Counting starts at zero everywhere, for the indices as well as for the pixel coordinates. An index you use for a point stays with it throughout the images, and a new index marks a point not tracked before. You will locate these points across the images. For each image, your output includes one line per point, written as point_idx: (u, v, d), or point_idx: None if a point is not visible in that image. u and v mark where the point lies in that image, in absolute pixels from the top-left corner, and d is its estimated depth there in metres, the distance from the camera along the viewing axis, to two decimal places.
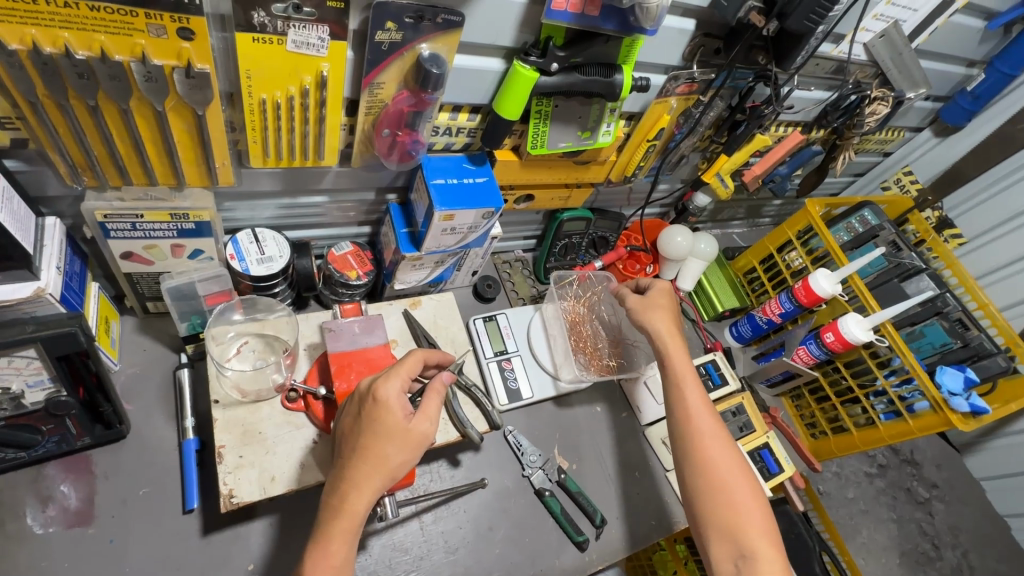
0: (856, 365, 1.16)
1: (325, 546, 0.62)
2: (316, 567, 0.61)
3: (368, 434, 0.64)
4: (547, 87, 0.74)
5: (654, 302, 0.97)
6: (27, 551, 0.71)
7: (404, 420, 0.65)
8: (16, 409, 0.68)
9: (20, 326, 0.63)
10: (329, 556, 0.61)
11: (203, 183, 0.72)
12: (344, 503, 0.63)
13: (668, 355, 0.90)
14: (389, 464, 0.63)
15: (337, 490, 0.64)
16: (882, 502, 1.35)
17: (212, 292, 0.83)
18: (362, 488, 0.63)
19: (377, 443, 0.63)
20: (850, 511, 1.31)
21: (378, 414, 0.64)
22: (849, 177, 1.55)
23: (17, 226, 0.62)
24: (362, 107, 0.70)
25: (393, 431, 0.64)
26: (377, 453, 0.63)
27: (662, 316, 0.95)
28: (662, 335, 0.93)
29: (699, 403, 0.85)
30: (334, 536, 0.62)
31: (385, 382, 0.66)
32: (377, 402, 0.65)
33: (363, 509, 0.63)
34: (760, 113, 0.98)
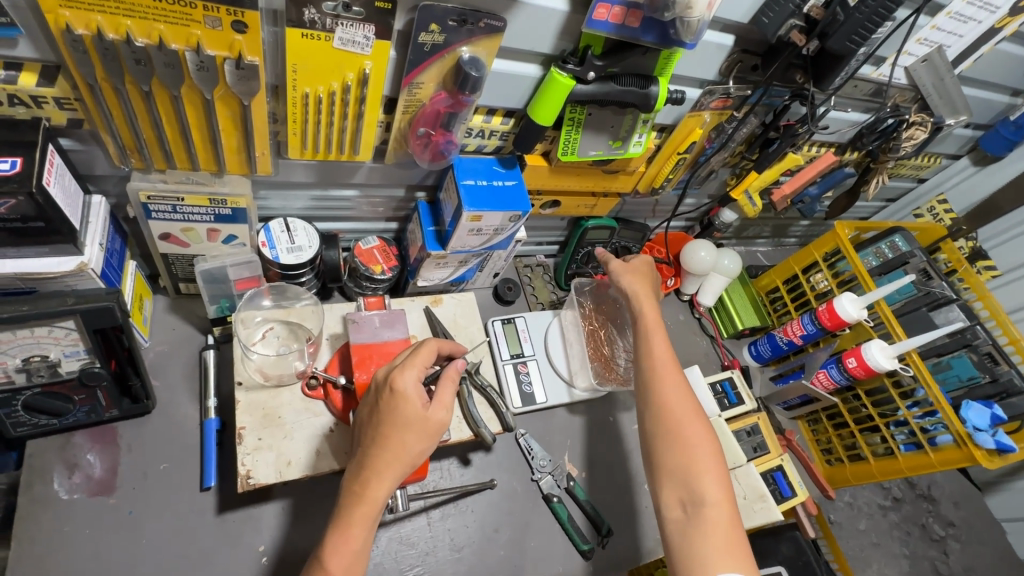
0: (878, 393, 1.13)
1: (344, 530, 0.63)
2: (337, 553, 0.62)
3: (387, 424, 0.65)
4: (582, 95, 0.74)
5: (635, 266, 0.97)
6: (51, 515, 0.73)
7: (422, 409, 0.66)
8: (51, 376, 0.71)
9: (62, 297, 0.65)
10: (348, 541, 0.62)
11: (243, 170, 0.75)
12: (365, 489, 0.64)
13: (641, 314, 0.90)
14: (409, 453, 0.65)
15: (358, 477, 0.65)
16: (894, 536, 1.32)
17: (242, 277, 0.84)
18: (383, 475, 0.64)
19: (395, 433, 0.65)
20: (861, 542, 1.28)
21: (396, 403, 0.65)
22: (880, 201, 1.52)
23: (67, 202, 0.65)
24: (400, 106, 0.72)
25: (411, 420, 0.65)
26: (397, 442, 0.64)
27: (640, 278, 0.96)
28: (637, 294, 0.93)
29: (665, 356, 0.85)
30: (354, 521, 0.63)
31: (402, 373, 0.67)
32: (395, 393, 0.66)
33: (383, 495, 0.64)
34: (794, 132, 0.97)
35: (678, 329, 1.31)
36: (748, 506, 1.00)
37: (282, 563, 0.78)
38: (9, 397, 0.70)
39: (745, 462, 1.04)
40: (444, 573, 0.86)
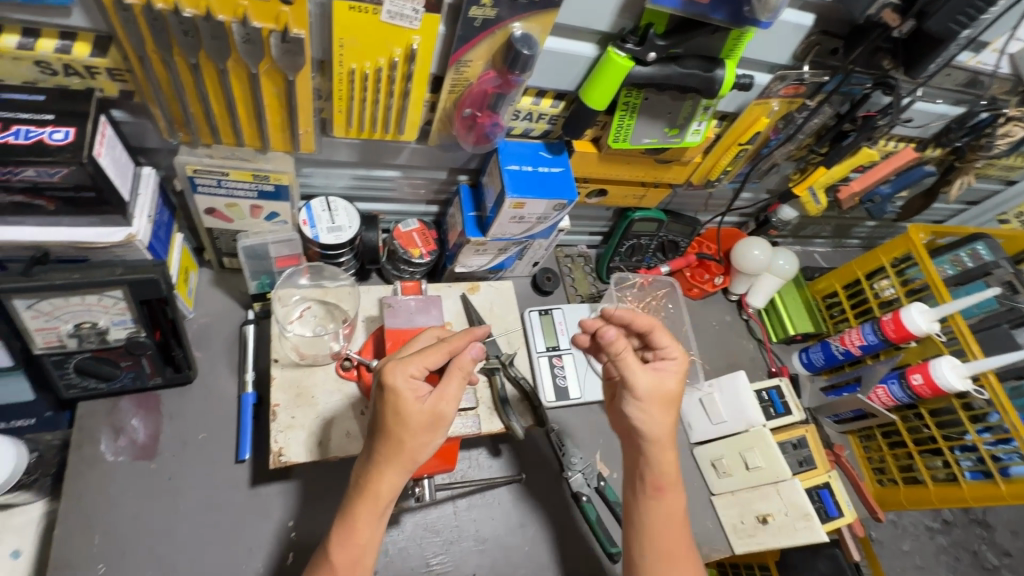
0: (944, 414, 1.04)
1: (349, 523, 0.63)
2: (340, 545, 0.62)
3: (382, 421, 0.62)
4: (640, 78, 0.69)
5: (661, 395, 0.71)
6: (97, 475, 0.76)
7: (417, 407, 0.62)
8: (100, 343, 0.73)
9: (111, 268, 0.67)
10: (355, 534, 0.62)
11: (286, 147, 0.74)
12: (369, 484, 0.63)
13: (660, 487, 0.73)
14: (407, 451, 0.62)
15: (365, 471, 0.64)
16: (942, 561, 1.24)
17: (282, 255, 0.85)
18: (384, 472, 0.62)
19: (389, 428, 0.62)
20: (904, 564, 1.21)
21: (389, 403, 0.61)
22: (960, 204, 1.38)
23: (117, 173, 0.65)
24: (447, 85, 0.69)
25: (404, 415, 0.61)
26: (393, 439, 0.62)
27: (670, 408, 0.72)
28: (657, 452, 0.72)
29: (676, 534, 0.72)
30: (360, 516, 0.63)
31: (393, 368, 0.63)
32: (387, 391, 0.62)
33: (387, 490, 0.63)
34: (874, 124, 0.89)
35: (723, 330, 1.25)
36: (789, 523, 0.95)
37: (310, 539, 0.79)
38: (62, 359, 0.73)
39: (790, 477, 0.96)
40: (467, 563, 0.86)
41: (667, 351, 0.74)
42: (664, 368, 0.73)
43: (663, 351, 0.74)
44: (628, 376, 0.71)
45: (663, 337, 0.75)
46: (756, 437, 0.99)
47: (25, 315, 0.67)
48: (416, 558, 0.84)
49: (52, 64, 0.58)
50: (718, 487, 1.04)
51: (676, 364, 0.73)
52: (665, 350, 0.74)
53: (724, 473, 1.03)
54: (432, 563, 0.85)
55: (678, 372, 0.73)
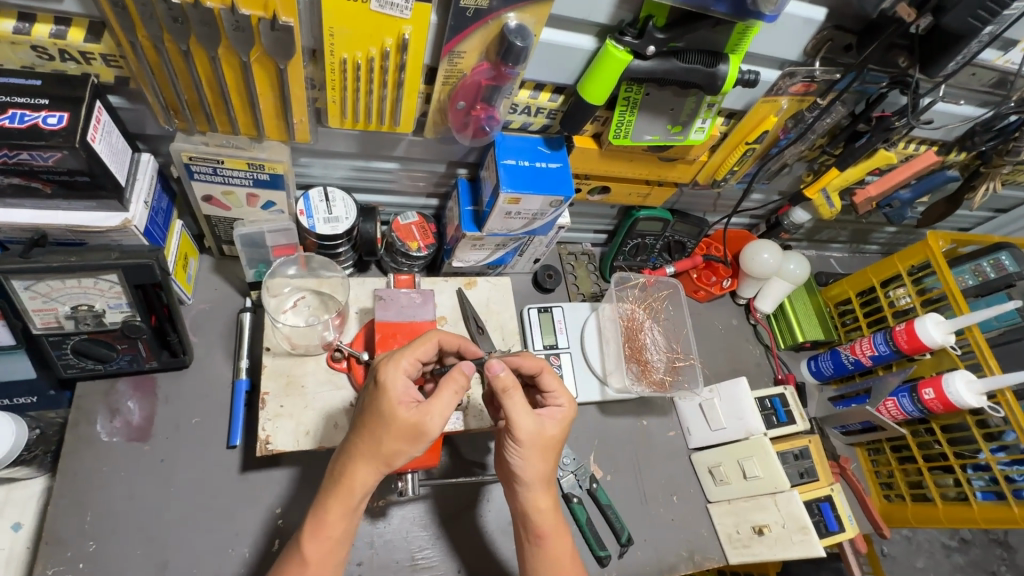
0: (957, 431, 1.00)
1: (321, 516, 0.62)
2: (312, 538, 0.61)
3: (367, 416, 0.62)
4: (639, 72, 0.67)
5: (543, 435, 0.70)
6: (92, 454, 0.78)
7: (400, 408, 0.61)
8: (96, 325, 0.74)
9: (106, 252, 0.68)
10: (326, 528, 0.61)
11: (282, 137, 0.74)
12: (343, 479, 0.61)
13: (542, 532, 0.71)
14: (383, 451, 0.61)
15: (341, 464, 0.63)
16: None
17: (279, 244, 0.86)
18: (360, 466, 0.61)
19: (372, 425, 0.61)
20: None
21: (376, 397, 0.61)
22: (987, 212, 1.31)
23: (114, 159, 0.66)
24: (440, 76, 0.68)
25: (388, 416, 0.60)
26: (372, 435, 0.61)
27: (549, 454, 0.71)
28: (535, 496, 0.71)
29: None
30: (332, 511, 0.61)
31: (388, 366, 0.63)
32: (377, 385, 0.62)
33: (360, 486, 0.61)
34: (888, 125, 0.84)
35: (728, 335, 1.22)
36: (786, 535, 0.92)
37: (296, 527, 0.80)
38: (60, 340, 0.74)
39: (789, 488, 0.93)
40: (453, 559, 0.85)
41: (554, 397, 0.75)
42: (548, 415, 0.72)
43: (550, 391, 0.75)
44: (514, 416, 0.68)
45: (550, 380, 0.75)
46: (755, 445, 0.96)
47: (23, 296, 0.68)
48: (401, 551, 0.84)
49: (48, 49, 0.59)
50: (714, 495, 1.02)
51: (564, 409, 0.74)
52: (556, 395, 0.75)
53: (721, 481, 1.00)
54: (417, 557, 0.84)
55: (561, 420, 0.73)
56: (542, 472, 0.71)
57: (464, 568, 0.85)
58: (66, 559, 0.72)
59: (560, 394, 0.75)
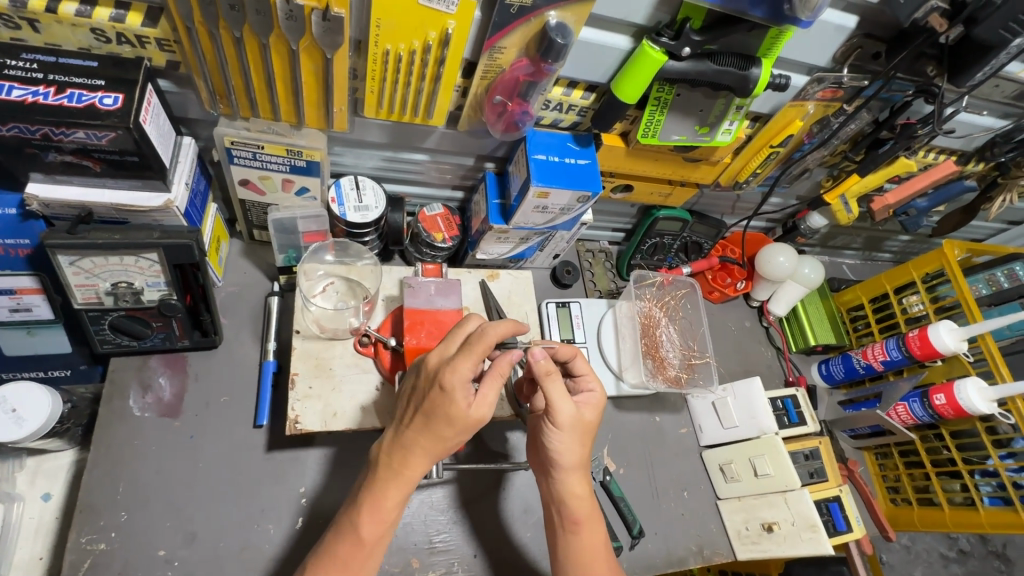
0: (966, 436, 1.02)
1: (378, 499, 0.65)
2: (371, 521, 0.64)
3: (430, 412, 0.63)
4: (673, 72, 0.69)
5: (582, 418, 0.74)
6: (124, 428, 0.80)
7: (467, 407, 0.63)
8: (134, 302, 0.76)
9: (149, 231, 0.70)
10: (384, 511, 0.65)
11: (320, 125, 0.76)
12: (404, 469, 0.65)
13: (578, 521, 0.74)
14: (445, 442, 0.65)
15: (397, 453, 0.66)
16: None
17: (310, 230, 0.87)
18: (420, 456, 0.65)
19: (434, 420, 0.64)
20: None
21: (444, 401, 0.62)
22: (1000, 224, 1.32)
23: (160, 140, 0.68)
24: (479, 71, 0.70)
25: (452, 416, 0.63)
26: (435, 429, 0.64)
27: (585, 439, 0.75)
28: (571, 480, 0.75)
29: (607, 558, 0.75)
30: (390, 497, 0.65)
31: (452, 368, 0.62)
32: (444, 389, 0.62)
33: (416, 473, 0.65)
34: (912, 132, 0.86)
35: (741, 336, 1.24)
36: (795, 533, 0.94)
37: (318, 506, 0.82)
38: (99, 316, 0.76)
39: (799, 487, 0.95)
40: (468, 545, 0.87)
41: (586, 386, 0.78)
42: (585, 401, 0.77)
43: (581, 379, 0.79)
44: (556, 401, 0.72)
45: (581, 365, 0.78)
46: (767, 444, 0.99)
47: (68, 271, 0.70)
48: (419, 535, 0.86)
49: (106, 32, 0.61)
50: (724, 492, 1.03)
51: (598, 397, 0.77)
52: (588, 382, 0.78)
53: (732, 478, 1.02)
54: (435, 540, 0.86)
55: (596, 406, 0.77)
56: (580, 456, 0.75)
57: (480, 552, 0.87)
58: (98, 528, 0.74)
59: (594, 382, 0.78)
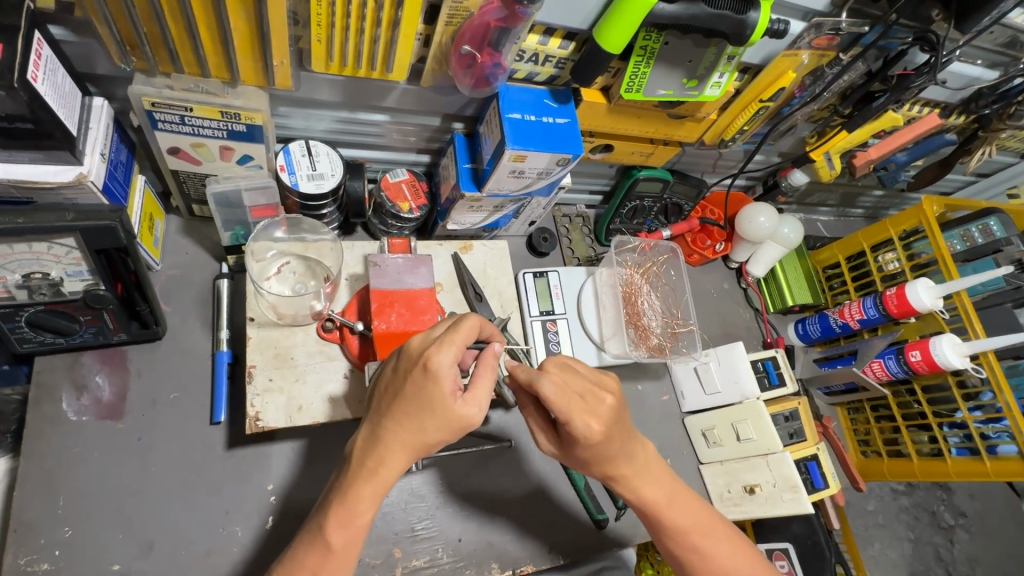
0: (936, 391, 1.04)
1: (350, 503, 0.56)
2: (340, 526, 0.56)
3: (411, 402, 0.56)
4: (663, 18, 0.61)
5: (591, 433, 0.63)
6: (59, 435, 0.71)
7: (452, 398, 0.56)
8: (54, 295, 0.66)
9: (60, 212, 0.60)
10: (355, 515, 0.56)
11: (259, 82, 0.65)
12: (379, 467, 0.57)
13: (631, 474, 0.69)
14: (427, 439, 0.57)
15: (372, 451, 0.57)
16: (901, 520, 1.46)
17: (258, 204, 0.77)
18: (397, 453, 0.57)
19: (417, 414, 0.56)
20: (867, 522, 1.43)
21: (426, 385, 0.55)
22: (970, 176, 1.32)
23: (61, 103, 0.57)
24: (444, 15, 0.60)
25: (436, 407, 0.56)
26: (417, 423, 0.56)
27: (611, 441, 0.65)
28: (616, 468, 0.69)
29: (693, 508, 0.72)
30: (362, 499, 0.56)
31: (439, 349, 0.56)
32: (427, 372, 0.55)
33: (394, 473, 0.57)
34: (907, 84, 0.82)
35: (720, 299, 1.22)
36: (776, 494, 0.94)
37: (288, 504, 0.76)
38: (12, 312, 0.66)
39: (781, 449, 0.95)
40: (452, 529, 0.84)
41: (584, 406, 0.63)
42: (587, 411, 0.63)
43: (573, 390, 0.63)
44: (541, 430, 0.72)
45: (557, 403, 0.61)
46: (750, 409, 0.98)
47: None
48: (400, 523, 0.82)
49: None
50: (706, 457, 1.04)
51: (594, 434, 0.62)
52: (577, 421, 0.62)
53: (714, 443, 1.02)
54: (417, 528, 0.83)
55: (593, 443, 0.64)
56: (608, 465, 0.68)
57: (465, 536, 0.84)
58: (39, 547, 0.66)
59: (585, 418, 0.62)
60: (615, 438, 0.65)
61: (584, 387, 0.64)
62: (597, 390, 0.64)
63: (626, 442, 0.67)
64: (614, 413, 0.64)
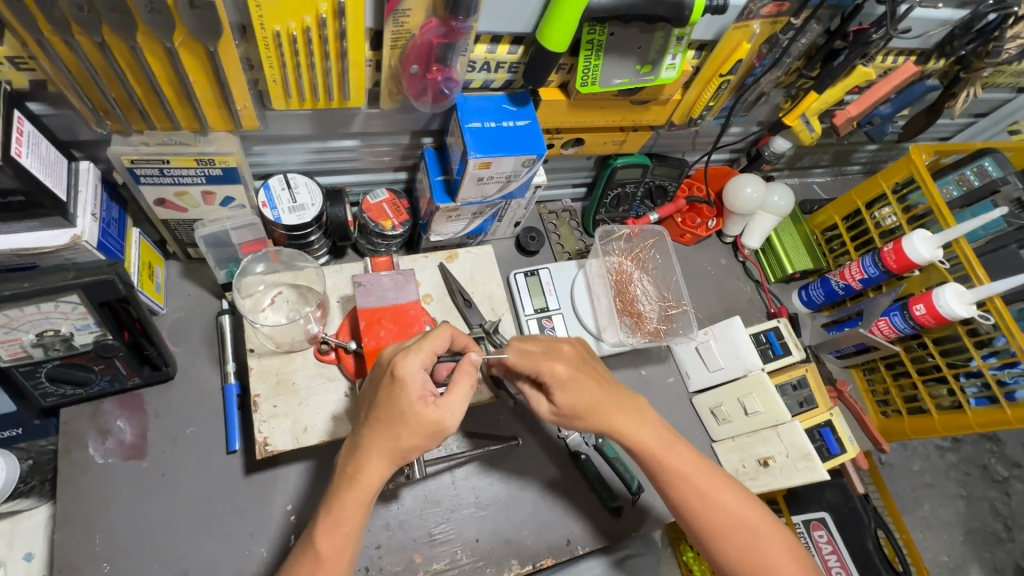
0: (949, 342, 1.01)
1: (336, 512, 0.59)
2: (327, 534, 0.59)
3: (383, 409, 0.59)
4: (600, 11, 0.63)
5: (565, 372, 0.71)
6: (89, 478, 0.76)
7: (422, 402, 0.58)
8: (67, 349, 0.71)
9: (62, 272, 0.64)
10: (341, 523, 0.59)
11: (228, 126, 0.69)
12: (359, 475, 0.59)
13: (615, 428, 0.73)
14: (401, 445, 0.58)
15: (353, 460, 0.60)
16: (951, 477, 1.64)
17: (246, 240, 0.82)
18: (375, 460, 0.59)
19: (389, 418, 0.58)
20: (915, 484, 1.61)
21: (395, 390, 0.58)
22: (967, 118, 1.28)
23: (47, 172, 0.61)
24: (387, 40, 0.62)
25: (405, 412, 0.58)
26: (390, 428, 0.58)
27: (587, 383, 0.71)
28: (605, 406, 0.72)
29: (692, 459, 0.74)
30: (347, 506, 0.59)
31: (406, 355, 0.60)
32: (395, 379, 0.59)
33: (377, 482, 0.59)
34: (867, 38, 0.81)
35: (718, 275, 1.21)
36: (790, 464, 0.94)
37: (308, 522, 0.79)
38: (32, 369, 0.71)
39: (790, 419, 0.94)
40: (469, 530, 0.87)
41: (538, 370, 0.70)
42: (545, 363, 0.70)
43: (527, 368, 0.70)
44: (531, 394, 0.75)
45: (520, 363, 0.71)
46: (755, 381, 0.97)
47: None
48: (418, 530, 0.85)
49: None
50: (718, 435, 1.03)
51: (559, 376, 0.70)
52: (543, 366, 0.70)
53: (724, 419, 1.02)
54: (435, 532, 0.85)
55: (564, 384, 0.70)
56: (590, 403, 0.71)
57: (482, 536, 0.87)
58: None
59: (550, 361, 0.71)
60: (586, 383, 0.72)
61: (543, 345, 0.74)
62: (555, 346, 0.74)
63: (599, 385, 0.73)
64: (574, 358, 0.74)
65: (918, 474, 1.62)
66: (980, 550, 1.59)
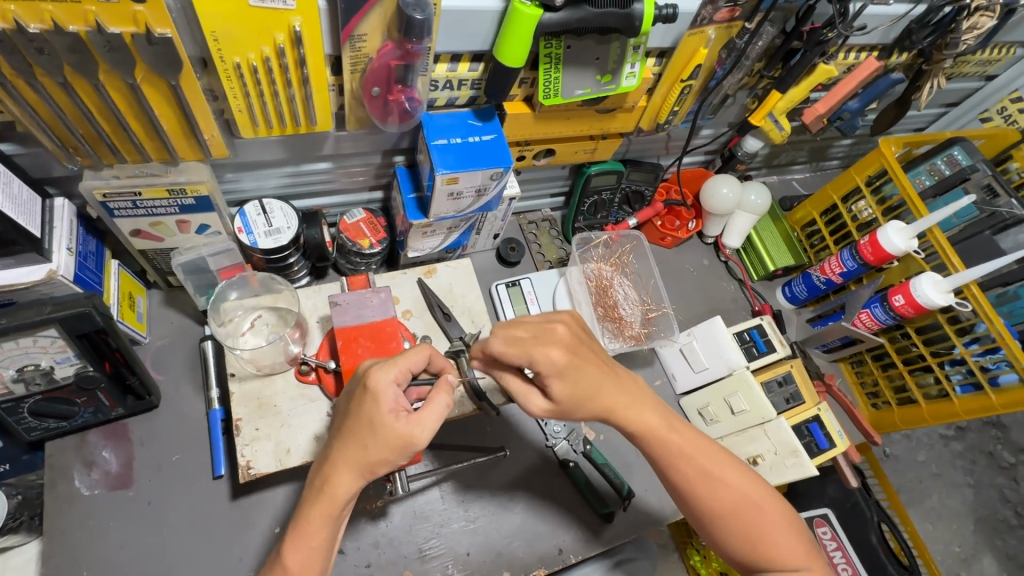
0: (931, 330, 1.02)
1: (302, 524, 0.60)
2: (295, 549, 0.59)
3: (354, 421, 0.59)
4: (553, 25, 0.64)
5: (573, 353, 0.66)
6: (76, 510, 0.77)
7: (393, 415, 0.59)
8: (49, 383, 0.72)
9: (39, 306, 0.64)
10: (307, 537, 0.59)
11: (198, 156, 0.70)
12: (326, 486, 0.59)
13: (612, 410, 0.68)
14: (369, 458, 0.58)
15: (322, 472, 0.60)
16: (956, 466, 1.63)
17: (224, 265, 0.84)
18: (343, 473, 0.59)
19: (360, 429, 0.59)
20: (920, 475, 1.60)
21: (366, 401, 0.59)
22: (938, 107, 1.29)
23: (19, 210, 0.62)
24: (346, 65, 0.64)
25: (375, 425, 0.58)
26: (359, 440, 0.58)
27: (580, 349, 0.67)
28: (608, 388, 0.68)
29: (713, 454, 0.71)
30: (314, 519, 0.59)
31: (379, 368, 0.61)
32: (367, 391, 0.59)
33: (344, 494, 0.59)
34: (821, 37, 0.83)
35: (701, 276, 1.22)
36: (779, 461, 0.94)
37: None
38: (14, 405, 0.72)
39: (776, 416, 0.94)
40: (459, 544, 0.86)
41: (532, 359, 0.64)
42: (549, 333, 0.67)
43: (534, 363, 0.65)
44: (524, 391, 0.69)
45: (509, 351, 0.64)
46: (739, 380, 0.98)
47: None
48: (408, 546, 0.85)
49: None
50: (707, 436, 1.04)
51: (557, 362, 0.65)
52: (536, 353, 0.64)
53: (712, 420, 1.02)
54: (425, 548, 0.85)
55: (562, 369, 0.65)
56: (608, 402, 0.68)
57: (473, 548, 0.86)
58: None
59: (543, 347, 0.64)
60: (586, 361, 0.67)
61: (533, 329, 0.67)
62: (546, 325, 0.68)
63: (601, 368, 0.68)
64: (572, 341, 0.67)
65: (922, 465, 1.61)
66: (991, 538, 1.57)
